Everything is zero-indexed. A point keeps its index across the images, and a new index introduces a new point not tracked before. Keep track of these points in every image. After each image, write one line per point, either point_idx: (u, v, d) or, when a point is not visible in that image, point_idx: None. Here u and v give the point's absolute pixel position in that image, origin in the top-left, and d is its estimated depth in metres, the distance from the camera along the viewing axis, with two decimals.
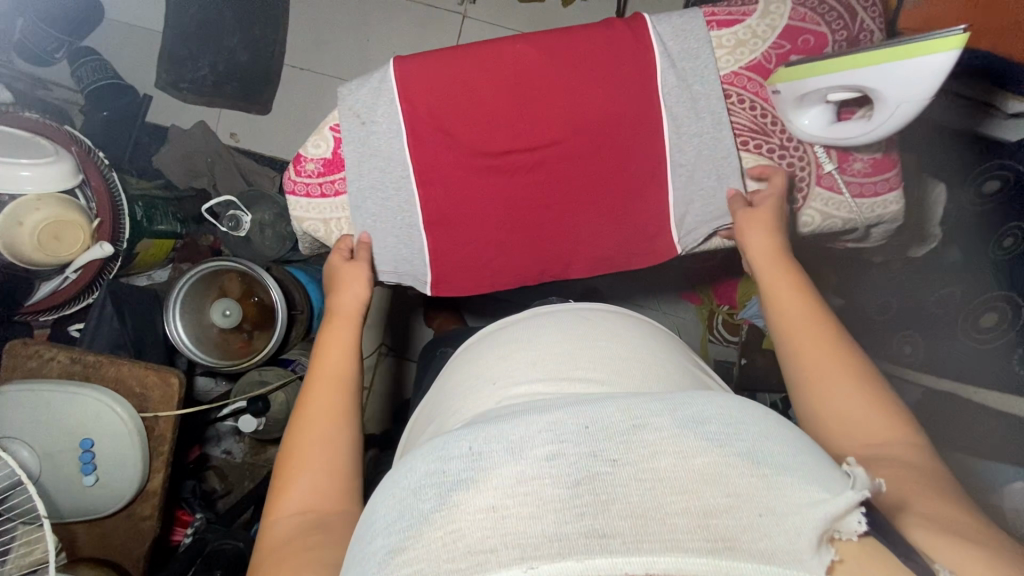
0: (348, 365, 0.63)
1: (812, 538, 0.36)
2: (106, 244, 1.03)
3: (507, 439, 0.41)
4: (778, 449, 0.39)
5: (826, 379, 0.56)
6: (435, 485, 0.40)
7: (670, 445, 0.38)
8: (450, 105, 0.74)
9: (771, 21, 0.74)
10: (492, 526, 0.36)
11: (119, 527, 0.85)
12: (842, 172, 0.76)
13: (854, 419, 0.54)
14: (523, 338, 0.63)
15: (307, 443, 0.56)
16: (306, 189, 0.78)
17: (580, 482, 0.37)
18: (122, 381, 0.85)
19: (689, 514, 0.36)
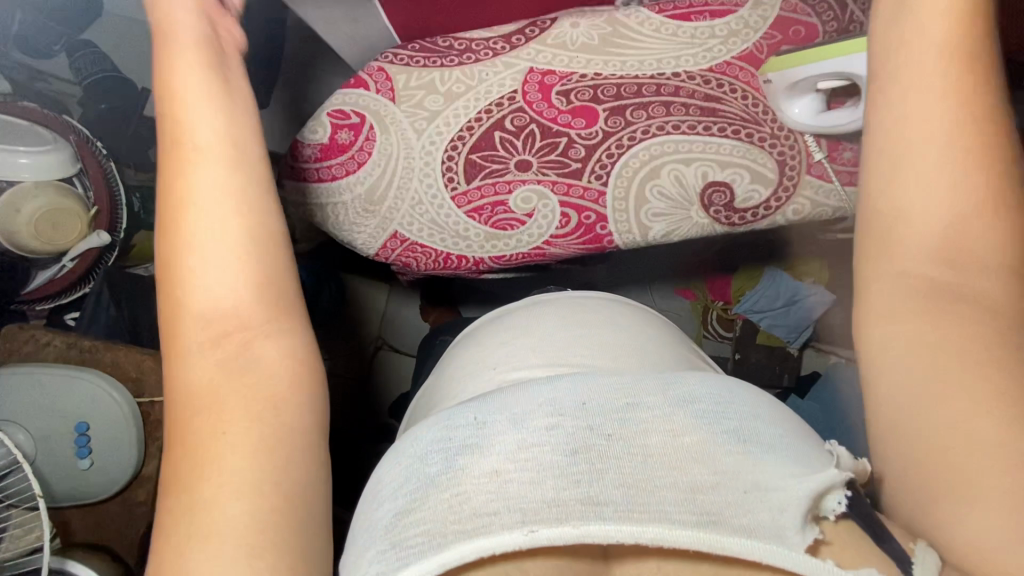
0: (230, 150, 0.48)
1: (800, 512, 0.37)
2: (104, 233, 1.07)
3: (510, 411, 0.43)
4: (765, 428, 0.42)
5: (911, 185, 0.47)
6: (441, 451, 0.42)
7: (661, 422, 0.41)
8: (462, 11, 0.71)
9: (763, 11, 0.75)
10: (495, 491, 0.38)
11: (114, 512, 0.86)
12: (831, 161, 0.77)
13: (932, 238, 0.46)
14: (523, 322, 0.65)
15: (204, 248, 0.44)
16: (305, 176, 0.77)
17: (578, 452, 0.39)
18: (119, 366, 0.85)
19: (678, 487, 0.38)
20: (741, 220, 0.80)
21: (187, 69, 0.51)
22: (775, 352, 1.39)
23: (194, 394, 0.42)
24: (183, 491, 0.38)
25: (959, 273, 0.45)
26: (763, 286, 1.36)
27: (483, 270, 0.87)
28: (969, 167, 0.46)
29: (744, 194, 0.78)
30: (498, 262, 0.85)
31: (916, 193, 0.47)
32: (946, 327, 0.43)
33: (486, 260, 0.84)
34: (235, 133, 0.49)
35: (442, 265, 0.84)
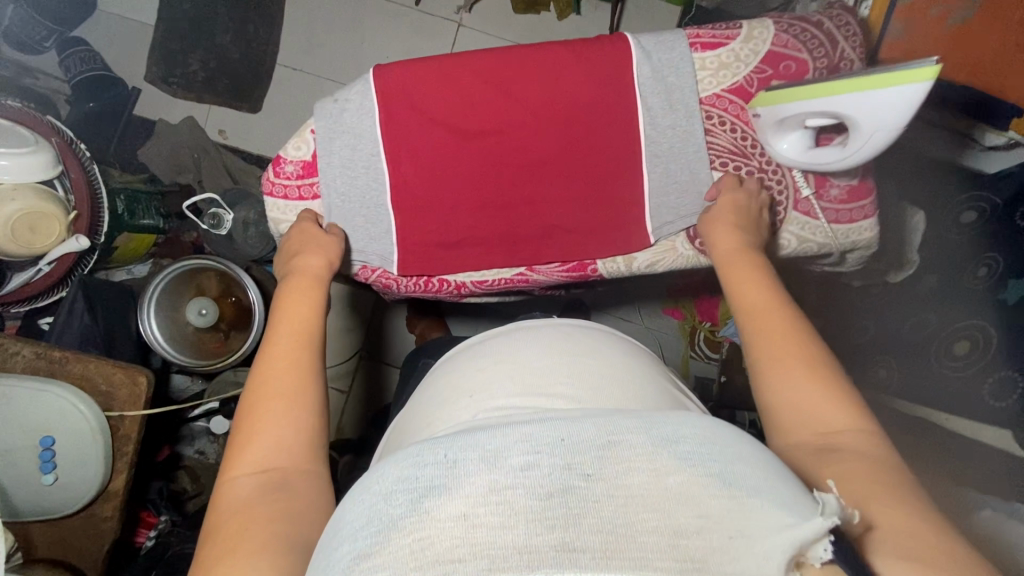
0: (315, 335, 0.60)
1: (783, 560, 0.32)
2: (82, 237, 1.02)
3: (483, 446, 0.38)
4: (754, 474, 0.36)
5: (773, 379, 0.54)
6: (407, 492, 0.36)
7: (643, 462, 0.35)
8: (433, 95, 0.72)
9: (754, 45, 0.74)
10: (462, 535, 0.33)
11: (78, 528, 0.83)
12: (819, 198, 0.77)
13: (807, 419, 0.51)
14: (498, 351, 0.63)
15: (271, 404, 0.53)
16: (283, 191, 0.75)
17: (552, 496, 0.34)
18: (88, 378, 0.83)
19: (659, 532, 0.32)
20: None
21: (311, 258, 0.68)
22: None
23: (235, 508, 0.46)
24: None
25: (813, 400, 0.52)
26: None
27: (465, 294, 0.87)
28: (782, 314, 0.58)
29: None
30: (481, 286, 0.85)
31: (780, 386, 0.53)
32: (835, 467, 0.46)
33: (468, 284, 0.84)
34: (312, 308, 0.62)
35: (424, 287, 0.83)
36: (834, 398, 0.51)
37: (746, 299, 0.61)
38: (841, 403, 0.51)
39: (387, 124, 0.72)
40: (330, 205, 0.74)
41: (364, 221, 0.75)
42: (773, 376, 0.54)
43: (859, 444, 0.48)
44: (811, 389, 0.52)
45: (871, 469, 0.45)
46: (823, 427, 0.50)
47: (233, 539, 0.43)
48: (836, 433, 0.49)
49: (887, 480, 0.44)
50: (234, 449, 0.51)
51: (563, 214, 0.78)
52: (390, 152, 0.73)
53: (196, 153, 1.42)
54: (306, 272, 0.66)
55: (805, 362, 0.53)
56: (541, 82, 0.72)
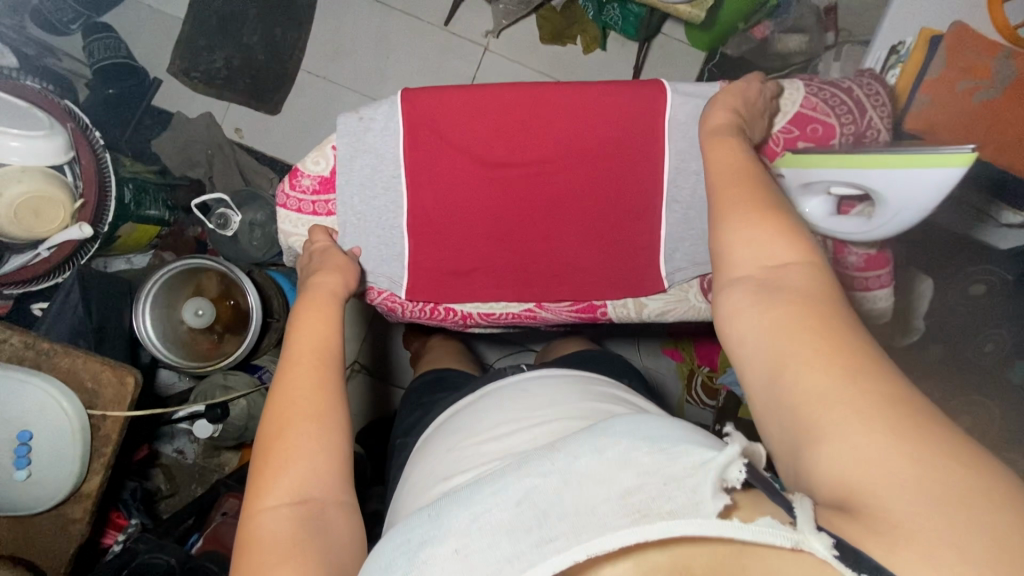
0: (332, 349, 0.57)
1: (710, 487, 0.35)
2: (85, 226, 1.00)
3: (464, 489, 0.41)
4: (671, 432, 0.40)
5: (732, 232, 0.51)
6: (405, 554, 0.38)
7: (584, 449, 0.39)
8: (459, 123, 0.71)
9: (783, 105, 0.74)
10: (461, 566, 0.36)
11: (46, 527, 0.80)
12: (836, 264, 0.76)
13: (759, 261, 0.49)
14: (470, 421, 0.59)
15: (297, 433, 0.50)
16: (298, 204, 0.73)
17: (521, 502, 0.37)
18: (74, 373, 0.80)
19: (610, 501, 0.36)
20: None
21: (325, 277, 0.65)
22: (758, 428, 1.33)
23: (272, 548, 0.45)
24: None
25: (767, 251, 0.49)
26: None
27: (470, 325, 0.85)
28: (744, 181, 0.55)
29: None
30: (487, 318, 0.84)
31: (738, 237, 0.50)
32: (775, 309, 0.44)
33: (474, 315, 0.82)
34: (329, 323, 0.59)
35: (429, 314, 0.82)
36: (785, 240, 0.49)
37: (721, 170, 0.57)
38: (795, 255, 0.48)
39: (411, 150, 0.71)
40: (344, 222, 0.73)
41: (378, 244, 0.74)
42: (732, 230, 0.51)
43: (803, 282, 0.46)
44: (764, 242, 0.49)
45: (811, 308, 0.43)
46: (772, 264, 0.48)
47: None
48: (782, 272, 0.47)
49: (826, 318, 0.43)
50: (260, 481, 0.49)
51: (580, 254, 0.77)
52: (411, 177, 0.72)
53: (210, 149, 1.41)
54: (322, 288, 0.63)
55: (763, 218, 0.51)
56: (570, 122, 0.71)
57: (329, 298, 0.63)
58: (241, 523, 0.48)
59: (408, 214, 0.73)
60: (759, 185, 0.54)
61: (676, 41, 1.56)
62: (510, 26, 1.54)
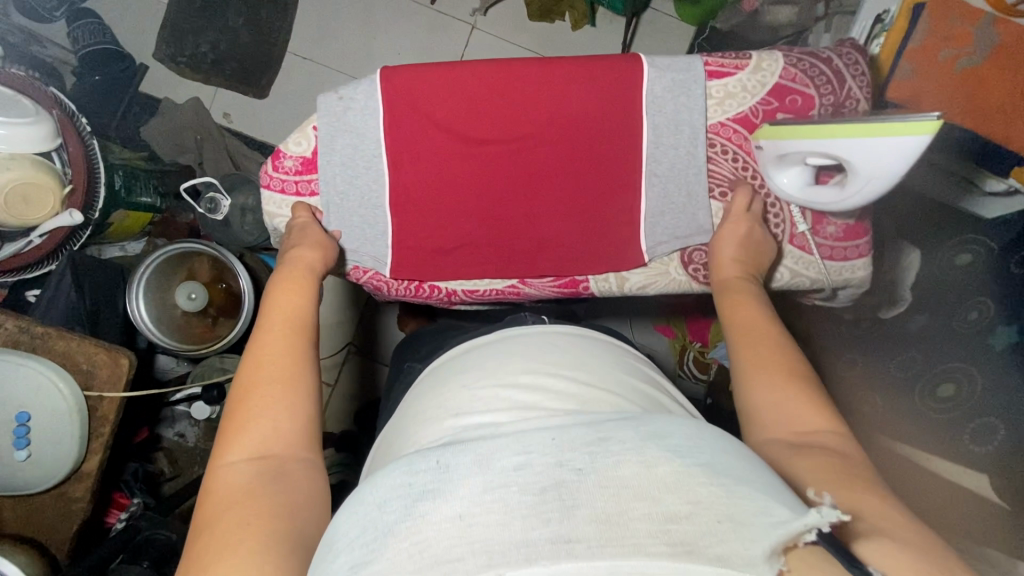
0: (304, 317, 0.59)
1: (769, 545, 0.32)
2: (76, 212, 1.00)
3: (478, 450, 0.38)
4: (739, 465, 0.37)
5: (758, 385, 0.54)
6: (401, 498, 0.37)
7: (633, 454, 0.36)
8: (439, 100, 0.72)
9: (761, 77, 0.74)
10: (461, 535, 0.33)
11: (48, 506, 0.82)
12: (814, 234, 0.77)
13: (788, 421, 0.52)
14: (482, 360, 0.60)
15: (260, 392, 0.52)
16: (281, 185, 0.74)
17: (546, 490, 0.34)
18: (70, 356, 0.82)
19: (649, 520, 0.33)
20: None
21: (301, 252, 0.67)
22: None
23: (227, 498, 0.46)
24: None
25: (795, 406, 0.52)
26: None
27: (455, 302, 0.86)
28: (768, 331, 0.59)
29: None
30: (472, 295, 0.84)
31: (765, 392, 0.54)
32: (812, 459, 0.48)
33: (459, 292, 0.83)
34: (305, 294, 0.62)
35: (415, 292, 0.83)
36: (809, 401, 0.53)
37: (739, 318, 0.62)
38: (820, 409, 0.52)
39: (392, 129, 0.72)
40: (327, 203, 0.74)
41: (362, 222, 0.75)
42: (757, 382, 0.55)
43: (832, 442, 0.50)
44: (792, 397, 0.53)
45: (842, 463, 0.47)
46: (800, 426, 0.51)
47: (227, 533, 0.43)
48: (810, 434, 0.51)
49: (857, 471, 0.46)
50: (224, 437, 0.50)
51: (561, 229, 0.77)
52: (392, 154, 0.73)
53: (200, 135, 1.41)
54: (300, 262, 0.65)
55: (788, 371, 0.55)
56: (546, 99, 0.72)
57: (307, 272, 0.65)
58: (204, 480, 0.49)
59: (391, 191, 0.74)
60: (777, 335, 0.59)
61: (666, 16, 1.54)
62: (498, 3, 1.53)
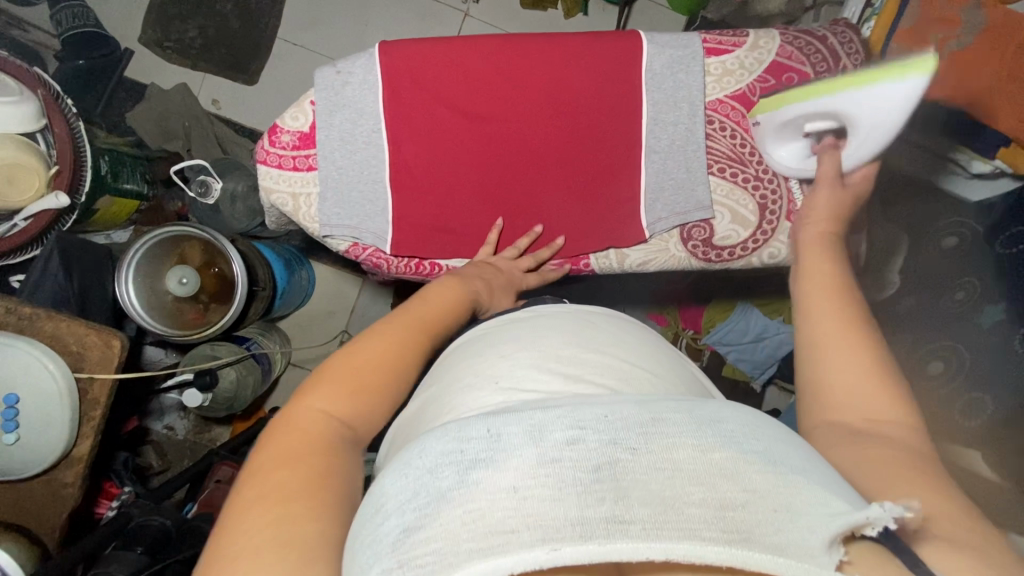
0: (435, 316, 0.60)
1: (829, 535, 0.32)
2: (62, 195, 0.98)
3: (528, 424, 0.37)
4: (794, 456, 0.37)
5: (829, 357, 0.50)
6: (453, 463, 0.36)
7: (689, 438, 0.35)
8: (440, 75, 0.72)
9: (759, 55, 0.75)
10: (513, 506, 0.32)
11: (37, 492, 0.80)
12: None
13: (856, 404, 0.47)
14: (523, 334, 0.58)
15: (361, 363, 0.53)
16: (278, 161, 0.73)
17: (600, 468, 0.34)
18: (58, 337, 0.80)
19: (706, 505, 0.32)
20: (717, 256, 0.80)
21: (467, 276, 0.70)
22: (738, 388, 1.41)
23: (296, 441, 0.46)
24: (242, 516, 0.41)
25: (865, 390, 0.48)
26: (733, 321, 1.38)
27: None
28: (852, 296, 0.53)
29: (725, 231, 0.79)
30: None
31: (836, 363, 0.49)
32: (868, 450, 0.44)
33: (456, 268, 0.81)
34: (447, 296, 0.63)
35: (415, 270, 0.81)
36: (883, 384, 0.48)
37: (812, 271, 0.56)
38: (892, 394, 0.47)
39: (392, 103, 0.72)
40: (327, 178, 0.73)
41: (362, 197, 0.74)
42: (827, 353, 0.50)
43: (898, 433, 0.45)
44: (863, 379, 0.48)
45: (905, 457, 0.43)
46: (871, 414, 0.47)
47: (285, 485, 0.42)
48: (876, 422, 0.46)
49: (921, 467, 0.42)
50: (317, 383, 0.51)
51: (564, 208, 0.78)
52: (393, 129, 0.72)
53: (187, 122, 1.39)
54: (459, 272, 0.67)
55: (864, 347, 0.50)
56: (545, 75, 0.73)
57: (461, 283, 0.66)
58: (284, 410, 0.50)
59: (392, 169, 0.74)
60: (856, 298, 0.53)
61: (657, 6, 1.55)
62: None
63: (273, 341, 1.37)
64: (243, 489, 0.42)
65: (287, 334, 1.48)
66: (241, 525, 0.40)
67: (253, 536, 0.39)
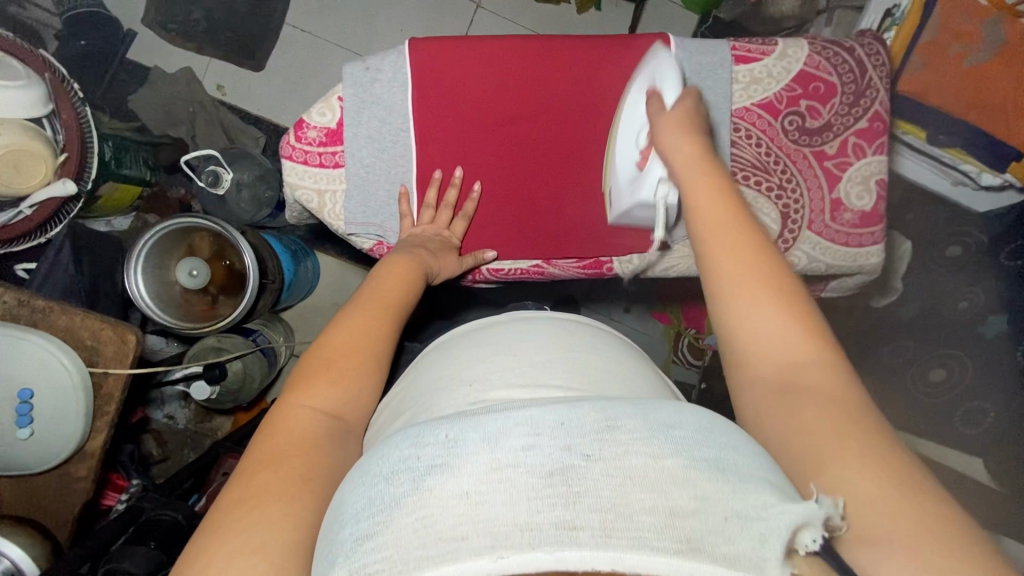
0: (398, 300, 0.62)
1: (781, 543, 0.32)
2: (69, 182, 0.95)
3: (485, 429, 0.37)
4: (747, 463, 0.36)
5: (739, 311, 0.51)
6: (408, 471, 0.36)
7: (640, 445, 0.35)
8: (467, 75, 0.72)
9: (788, 63, 0.75)
10: (465, 512, 0.33)
11: (50, 487, 0.79)
12: (831, 220, 0.77)
13: (773, 354, 0.49)
14: (498, 340, 0.59)
15: (336, 354, 0.55)
16: (304, 156, 0.72)
17: (552, 473, 0.33)
18: (73, 331, 0.79)
19: (655, 513, 0.32)
20: None
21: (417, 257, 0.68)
22: None
23: (286, 441, 0.48)
24: (228, 523, 0.42)
25: (785, 343, 0.49)
26: None
27: (479, 282, 0.83)
28: (755, 245, 0.53)
29: None
30: (495, 275, 0.81)
31: (748, 317, 0.50)
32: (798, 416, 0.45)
33: (485, 271, 0.80)
34: (407, 281, 0.65)
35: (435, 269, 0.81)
36: (804, 337, 0.49)
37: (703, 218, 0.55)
38: (807, 337, 0.49)
39: (420, 103, 0.71)
40: (352, 176, 0.72)
41: (388, 197, 0.74)
42: (738, 308, 0.51)
43: (825, 386, 0.46)
44: (782, 329, 0.49)
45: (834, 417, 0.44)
46: (791, 365, 0.48)
47: (280, 489, 0.44)
48: (802, 374, 0.48)
49: (857, 431, 0.43)
50: (301, 383, 0.53)
51: (590, 214, 0.77)
52: (420, 129, 0.72)
53: (191, 107, 1.37)
54: (417, 255, 0.68)
55: (770, 289, 0.50)
56: (572, 79, 0.73)
57: (419, 263, 0.68)
58: (270, 414, 0.52)
59: (419, 171, 0.73)
60: (755, 241, 0.53)
61: (670, 3, 1.54)
62: None
63: (277, 333, 1.37)
64: (225, 494, 0.45)
65: (290, 325, 1.47)
66: (228, 530, 0.42)
67: (230, 539, 0.41)
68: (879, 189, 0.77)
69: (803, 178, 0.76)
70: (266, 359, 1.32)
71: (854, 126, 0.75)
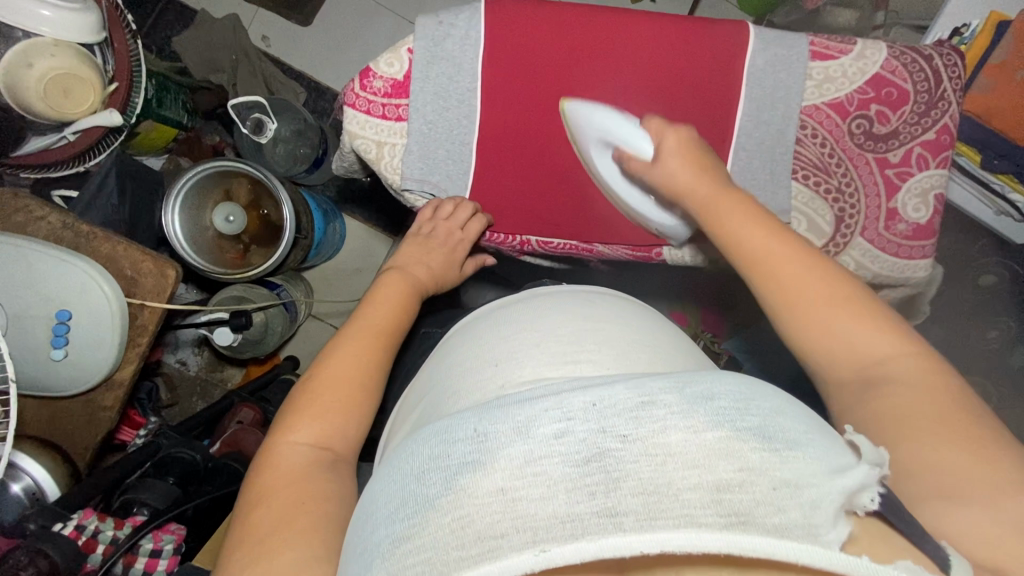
0: (390, 319, 0.61)
1: (830, 512, 0.32)
2: (114, 112, 0.93)
3: (513, 420, 0.36)
4: (791, 425, 0.36)
5: (805, 328, 0.53)
6: (439, 472, 0.36)
7: (679, 420, 0.34)
8: (541, 38, 0.71)
9: (864, 65, 0.74)
10: (503, 510, 0.32)
11: (76, 411, 0.79)
12: (885, 229, 0.76)
13: (847, 358, 0.51)
14: (524, 322, 0.58)
15: (320, 386, 0.55)
16: (367, 106, 0.71)
17: (589, 461, 0.32)
18: (114, 260, 0.79)
19: (701, 489, 0.31)
20: None
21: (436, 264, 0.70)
22: None
23: (283, 476, 0.49)
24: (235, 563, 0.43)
25: (856, 335, 0.51)
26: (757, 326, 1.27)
27: (525, 251, 0.83)
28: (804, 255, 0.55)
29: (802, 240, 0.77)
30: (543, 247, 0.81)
31: (813, 336, 0.53)
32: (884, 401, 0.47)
33: (533, 243, 0.80)
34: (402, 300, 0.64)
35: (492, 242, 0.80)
36: (875, 329, 0.51)
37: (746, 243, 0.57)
38: (884, 330, 0.51)
39: (490, 63, 0.71)
40: (414, 131, 0.72)
41: (447, 158, 0.74)
42: (803, 327, 0.53)
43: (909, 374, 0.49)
44: (853, 323, 0.52)
45: (915, 396, 0.47)
46: (871, 359, 0.51)
47: (283, 521, 0.45)
48: (880, 366, 0.50)
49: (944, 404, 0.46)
50: (289, 418, 0.53)
51: None
52: (488, 89, 0.72)
53: (235, 55, 1.34)
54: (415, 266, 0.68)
55: (832, 295, 0.53)
56: (646, 56, 0.72)
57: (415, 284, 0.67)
58: (263, 448, 0.52)
59: (481, 133, 0.73)
60: (806, 254, 0.55)
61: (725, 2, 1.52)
62: None
63: (297, 289, 1.35)
64: (230, 535, 0.46)
65: (311, 284, 1.46)
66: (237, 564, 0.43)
67: None
68: (937, 204, 0.76)
69: (862, 185, 0.76)
70: (289, 314, 1.31)
71: (921, 137, 0.75)
